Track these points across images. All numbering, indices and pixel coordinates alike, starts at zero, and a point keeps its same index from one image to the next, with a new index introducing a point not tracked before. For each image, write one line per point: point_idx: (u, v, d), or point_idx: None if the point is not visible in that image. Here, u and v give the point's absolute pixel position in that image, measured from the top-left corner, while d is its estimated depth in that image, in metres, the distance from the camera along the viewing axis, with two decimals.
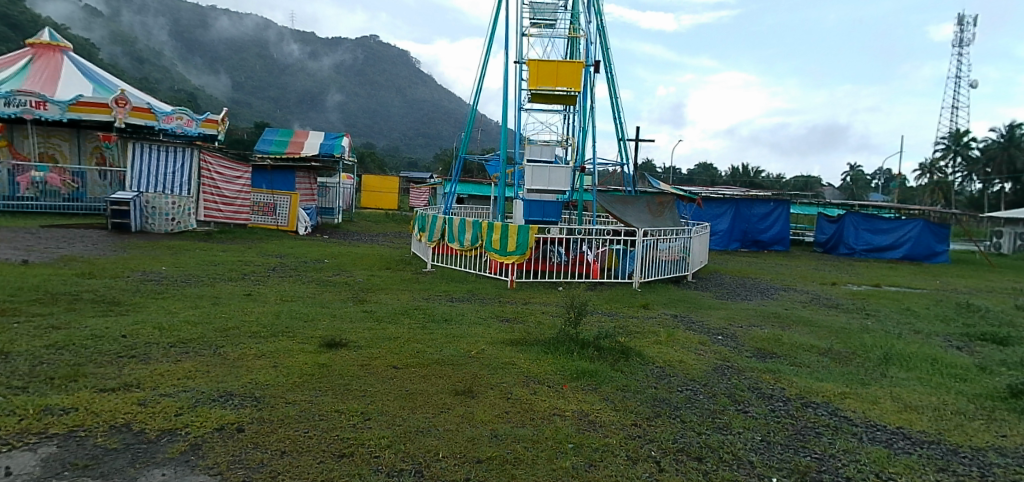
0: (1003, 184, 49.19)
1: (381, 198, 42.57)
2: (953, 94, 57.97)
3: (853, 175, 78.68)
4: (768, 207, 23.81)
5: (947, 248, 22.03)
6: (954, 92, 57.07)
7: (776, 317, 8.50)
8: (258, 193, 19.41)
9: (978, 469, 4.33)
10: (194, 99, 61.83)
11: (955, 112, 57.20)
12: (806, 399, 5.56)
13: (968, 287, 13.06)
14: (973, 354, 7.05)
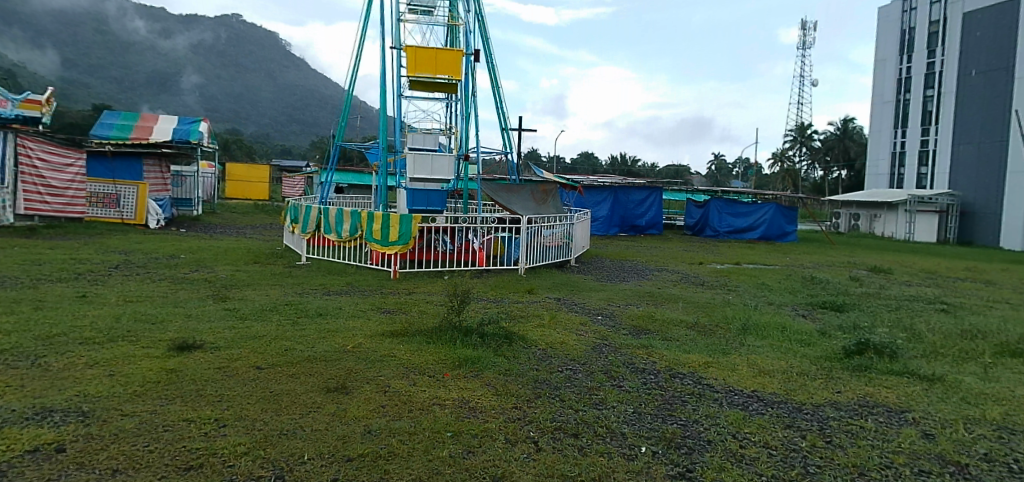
0: (841, 171, 57.09)
1: (250, 188, 39.90)
2: (799, 91, 64.51)
3: (717, 164, 85.71)
4: (643, 194, 25.27)
5: (795, 228, 24.64)
6: (800, 89, 63.18)
7: (650, 295, 9.00)
8: (96, 183, 17.42)
9: (818, 423, 4.85)
10: (11, 77, 53.22)
11: (800, 108, 64.02)
12: (674, 370, 5.94)
13: (811, 262, 14.69)
14: (815, 320, 7.93)
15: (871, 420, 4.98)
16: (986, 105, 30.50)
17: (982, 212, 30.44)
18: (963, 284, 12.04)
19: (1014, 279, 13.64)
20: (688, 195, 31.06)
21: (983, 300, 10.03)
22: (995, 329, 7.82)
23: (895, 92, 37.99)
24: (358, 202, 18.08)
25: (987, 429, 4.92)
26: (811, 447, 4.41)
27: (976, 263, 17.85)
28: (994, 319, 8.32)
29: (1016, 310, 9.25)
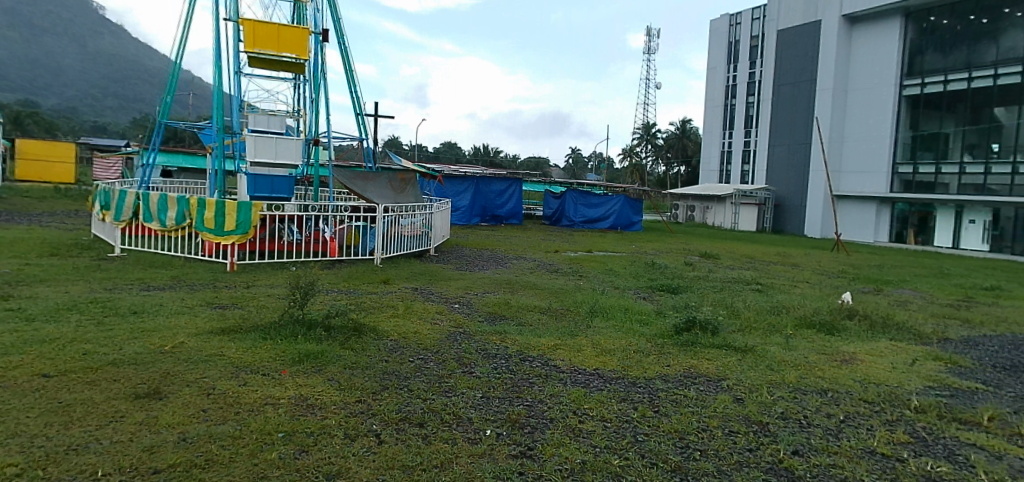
0: (679, 167, 63.33)
1: (49, 169, 34.51)
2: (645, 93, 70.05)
3: (574, 157, 90.86)
4: (503, 185, 25.90)
5: (640, 218, 26.52)
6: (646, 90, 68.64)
7: (507, 283, 9.20)
8: None
9: (649, 396, 5.28)
10: None
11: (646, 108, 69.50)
12: (524, 353, 6.10)
13: (652, 250, 16.03)
14: (653, 302, 8.64)
15: (693, 389, 5.52)
16: (794, 112, 35.25)
17: (791, 204, 35.41)
18: (775, 266, 13.90)
19: (811, 262, 16.02)
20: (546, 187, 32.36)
21: (789, 279, 11.64)
22: (796, 304, 9.11)
23: (724, 97, 42.70)
24: (189, 188, 16.38)
25: (785, 391, 5.69)
26: (641, 417, 4.80)
27: (785, 249, 20.73)
28: (797, 296, 9.69)
29: (812, 287, 10.88)
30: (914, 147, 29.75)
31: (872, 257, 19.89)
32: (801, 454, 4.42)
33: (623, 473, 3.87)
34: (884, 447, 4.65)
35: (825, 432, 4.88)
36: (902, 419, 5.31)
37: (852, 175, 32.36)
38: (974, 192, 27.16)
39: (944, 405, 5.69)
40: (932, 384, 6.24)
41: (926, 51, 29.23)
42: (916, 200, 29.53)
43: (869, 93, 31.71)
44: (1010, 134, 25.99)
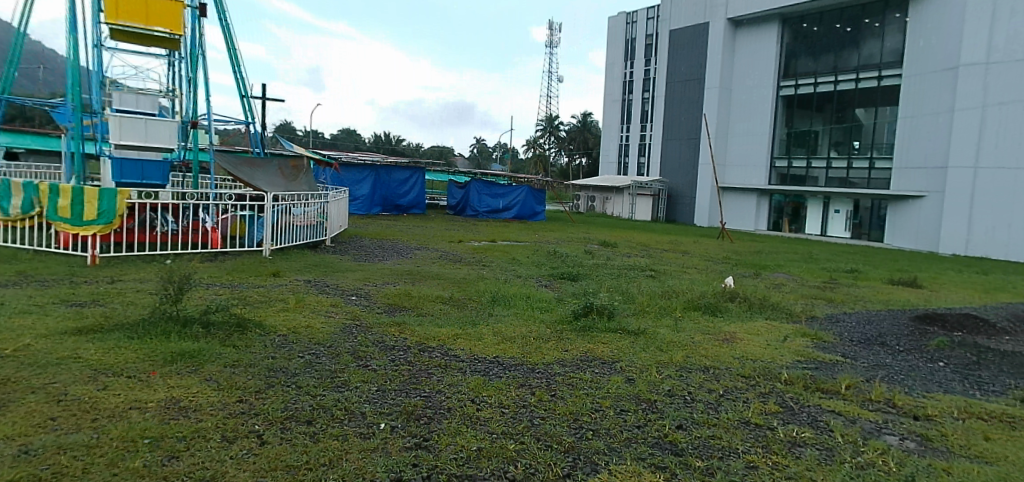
0: (580, 159, 65.60)
1: None
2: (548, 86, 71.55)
3: (478, 147, 91.20)
4: (405, 174, 25.43)
5: (544, 209, 27.01)
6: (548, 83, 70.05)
7: (408, 274, 9.01)
8: None
9: (546, 381, 5.37)
10: None
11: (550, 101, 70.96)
12: (424, 344, 5.99)
13: (554, 239, 16.40)
14: (554, 289, 8.82)
15: (588, 372, 5.69)
16: (685, 109, 37.44)
17: (682, 196, 37.72)
18: (667, 254, 14.70)
19: (699, 249, 17.11)
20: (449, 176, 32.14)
21: (679, 266, 12.34)
22: (685, 289, 9.67)
23: (622, 92, 44.61)
24: (37, 173, 14.56)
25: (672, 370, 6.02)
26: (538, 401, 4.88)
27: (678, 237, 22.01)
28: (686, 281, 10.29)
29: (699, 272, 11.60)
30: (789, 143, 32.70)
31: (752, 243, 21.64)
32: (685, 428, 4.69)
33: (518, 457, 3.91)
34: (756, 417, 5.05)
35: (706, 406, 5.22)
36: (773, 391, 5.81)
37: (736, 168, 34.97)
38: (839, 185, 30.37)
39: (809, 377, 6.30)
40: (799, 358, 6.88)
41: (799, 56, 32.15)
42: (790, 192, 32.50)
43: (750, 92, 34.32)
44: (867, 132, 29.29)
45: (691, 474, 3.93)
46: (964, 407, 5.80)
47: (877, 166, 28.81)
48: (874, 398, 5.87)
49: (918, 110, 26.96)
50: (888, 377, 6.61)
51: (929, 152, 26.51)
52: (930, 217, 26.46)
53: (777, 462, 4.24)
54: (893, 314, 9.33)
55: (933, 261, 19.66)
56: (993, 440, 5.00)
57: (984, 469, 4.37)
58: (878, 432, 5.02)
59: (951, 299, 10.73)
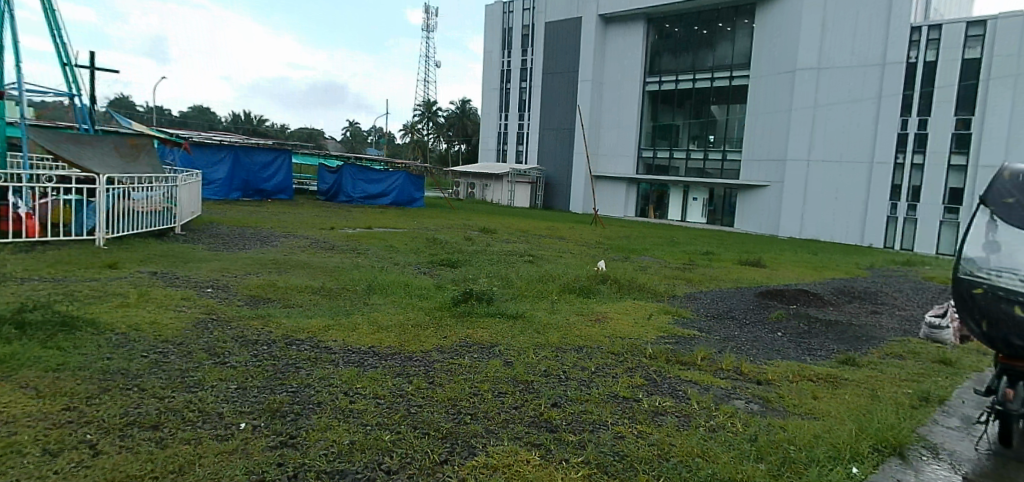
0: (460, 145, 65.64)
1: None
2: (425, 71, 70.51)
3: (352, 131, 87.62)
4: (269, 157, 23.91)
5: (422, 195, 26.81)
6: (426, 68, 69.03)
7: (274, 263, 8.39)
8: None
9: (424, 368, 5.26)
10: None
11: (427, 86, 70.05)
12: (291, 337, 5.60)
13: (432, 225, 16.23)
14: (432, 276, 8.71)
15: (467, 357, 5.67)
16: (561, 99, 38.77)
17: (559, 184, 39.18)
18: (545, 239, 15.13)
19: (572, 234, 17.85)
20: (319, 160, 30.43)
21: (555, 251, 12.76)
22: (560, 272, 10.00)
23: (499, 81, 44.00)
24: None
25: (548, 351, 6.20)
26: (415, 389, 4.76)
27: (554, 223, 22.80)
28: (561, 265, 10.63)
29: (574, 257, 12.07)
30: (654, 135, 35.12)
31: (620, 229, 22.97)
32: (559, 405, 4.84)
33: (394, 447, 3.78)
34: (624, 391, 5.35)
35: (580, 383, 5.44)
36: (639, 366, 6.20)
37: (608, 158, 36.93)
38: (697, 175, 33.18)
39: (671, 350, 6.81)
40: (662, 334, 7.43)
41: (662, 54, 34.61)
42: (655, 181, 34.97)
43: (620, 87, 36.37)
44: (721, 127, 32.29)
45: (565, 449, 4.06)
46: (797, 371, 6.62)
47: (729, 158, 31.95)
48: (725, 367, 6.49)
49: (763, 109, 30.28)
50: (737, 348, 7.34)
51: (771, 147, 29.92)
52: (771, 204, 29.94)
53: (642, 431, 4.52)
54: (741, 291, 10.38)
55: (772, 243, 22.23)
56: (819, 398, 5.74)
57: (811, 424, 5.01)
58: (728, 398, 5.55)
59: (787, 277, 12.19)
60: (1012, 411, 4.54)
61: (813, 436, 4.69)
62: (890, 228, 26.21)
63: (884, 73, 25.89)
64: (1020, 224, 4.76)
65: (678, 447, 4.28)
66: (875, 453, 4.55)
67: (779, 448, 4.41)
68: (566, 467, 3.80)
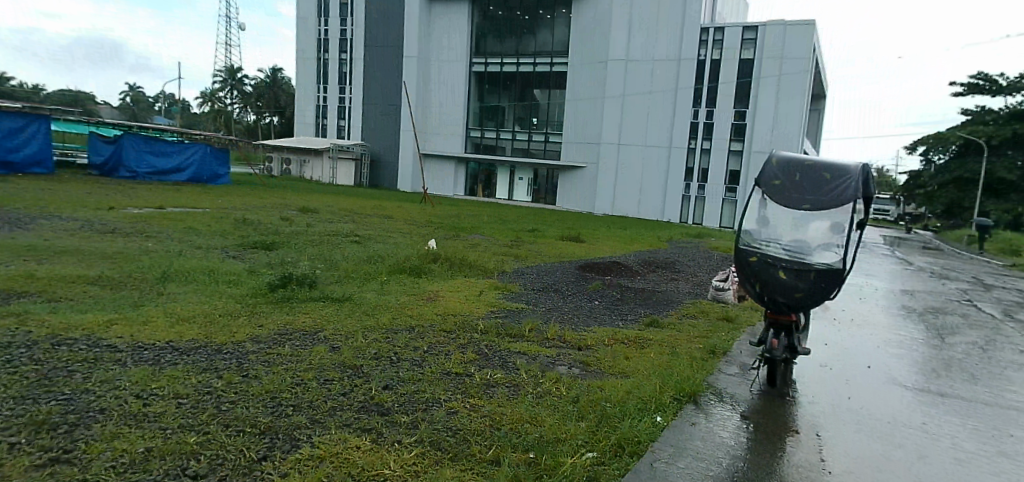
0: (271, 118, 60.78)
1: None
2: (227, 34, 63.58)
3: (135, 98, 75.68)
4: (16, 122, 19.71)
5: (227, 172, 25.31)
6: (227, 31, 62.27)
7: (32, 250, 6.92)
8: None
9: (236, 361, 4.75)
10: None
11: (229, 51, 63.32)
12: (61, 337, 4.67)
13: (242, 204, 14.76)
14: (245, 260, 7.91)
15: (287, 346, 5.24)
16: (388, 76, 37.64)
17: (385, 162, 38.30)
18: (371, 219, 14.64)
19: (399, 213, 17.55)
20: (93, 129, 25.80)
21: (383, 230, 12.40)
22: (389, 252, 9.76)
23: (316, 51, 40.49)
24: None
25: (378, 333, 6.01)
26: (226, 384, 4.28)
27: (379, 202, 22.18)
28: (391, 245, 10.37)
29: (404, 236, 11.85)
30: (481, 116, 35.73)
31: (449, 208, 23.08)
32: (390, 387, 4.72)
33: (201, 450, 3.35)
34: (456, 367, 5.39)
35: (412, 363, 5.36)
36: (471, 341, 6.29)
37: (434, 136, 36.69)
38: (522, 155, 34.55)
39: (501, 324, 7.04)
40: (492, 308, 7.64)
41: (487, 36, 35.28)
42: (483, 161, 35.82)
43: (445, 66, 36.33)
44: (543, 110, 34.05)
45: (397, 431, 3.96)
46: (612, 335, 7.27)
47: (551, 140, 33.85)
48: (550, 336, 6.89)
49: (580, 95, 32.53)
50: (560, 318, 7.85)
51: (587, 131, 32.38)
52: (588, 184, 32.56)
53: (474, 404, 4.60)
54: (563, 265, 11.11)
55: (588, 219, 24.18)
56: (630, 358, 6.38)
57: (625, 382, 5.54)
58: (553, 365, 5.90)
59: (603, 250, 13.34)
60: (776, 357, 5.52)
61: (626, 392, 5.20)
62: (684, 205, 30.45)
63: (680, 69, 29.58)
64: (784, 202, 5.68)
65: (508, 415, 4.44)
66: (675, 402, 5.21)
67: (597, 406, 4.80)
68: (398, 448, 3.71)
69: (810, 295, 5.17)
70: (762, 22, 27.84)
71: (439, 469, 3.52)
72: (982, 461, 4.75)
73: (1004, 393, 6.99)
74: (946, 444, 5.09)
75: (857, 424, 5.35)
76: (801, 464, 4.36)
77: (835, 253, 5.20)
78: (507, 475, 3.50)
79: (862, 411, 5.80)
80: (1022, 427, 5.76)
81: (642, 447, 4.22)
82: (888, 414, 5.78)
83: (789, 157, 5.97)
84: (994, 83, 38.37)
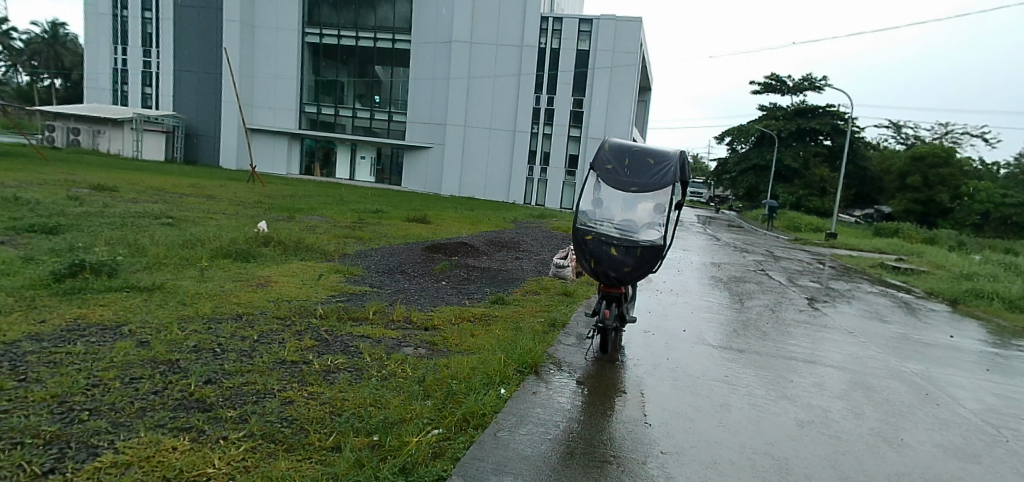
0: (52, 80, 52.33)
1: None
2: None
3: None
4: None
5: None
6: None
7: None
8: None
9: (8, 364, 4.07)
10: None
11: None
12: None
13: (14, 181, 12.44)
14: (19, 247, 6.76)
15: (80, 344, 4.60)
16: (211, 42, 34.01)
17: (203, 136, 35.05)
18: (188, 199, 13.25)
19: (224, 193, 16.10)
20: None
21: (203, 212, 11.24)
22: (211, 236, 8.90)
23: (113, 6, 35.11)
24: None
25: (198, 324, 5.50)
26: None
27: (200, 181, 20.06)
28: (213, 228, 9.51)
29: (228, 218, 10.90)
30: (317, 90, 33.97)
31: (284, 188, 21.54)
32: (214, 381, 4.36)
33: None
34: (292, 354, 5.13)
35: (239, 354, 4.99)
36: (309, 327, 6.03)
37: (264, 111, 33.92)
38: (364, 134, 33.60)
39: (342, 308, 6.84)
40: (332, 293, 7.37)
41: (321, 6, 33.30)
42: (320, 138, 34.13)
43: (274, 34, 33.59)
44: (386, 88, 33.25)
45: (221, 427, 3.68)
46: (459, 314, 7.44)
47: (395, 119, 33.23)
48: (395, 318, 6.85)
49: (424, 74, 32.08)
50: (405, 299, 7.81)
51: (432, 112, 32.19)
52: (434, 165, 32.51)
53: (312, 392, 4.42)
54: (409, 247, 11.02)
55: (437, 201, 24.20)
56: (475, 335, 6.57)
57: (469, 358, 5.70)
58: (398, 346, 5.87)
59: (449, 231, 13.45)
60: (608, 325, 6.01)
61: (471, 368, 5.34)
62: (528, 187, 31.81)
63: (522, 55, 30.70)
64: (615, 184, 6.21)
65: (350, 400, 4.34)
66: (518, 374, 5.50)
67: (443, 383, 4.88)
68: (222, 446, 3.45)
69: (637, 268, 5.70)
70: (596, 16, 29.87)
71: (272, 462, 3.33)
72: (770, 405, 5.67)
73: (787, 345, 8.39)
74: (743, 393, 5.99)
75: (674, 381, 6.08)
76: (626, 420, 4.82)
77: (658, 232, 5.78)
78: (349, 460, 3.40)
79: (679, 369, 6.60)
80: (799, 373, 6.97)
81: (486, 420, 4.37)
82: (700, 370, 6.64)
83: (619, 143, 6.51)
84: (783, 83, 45.11)
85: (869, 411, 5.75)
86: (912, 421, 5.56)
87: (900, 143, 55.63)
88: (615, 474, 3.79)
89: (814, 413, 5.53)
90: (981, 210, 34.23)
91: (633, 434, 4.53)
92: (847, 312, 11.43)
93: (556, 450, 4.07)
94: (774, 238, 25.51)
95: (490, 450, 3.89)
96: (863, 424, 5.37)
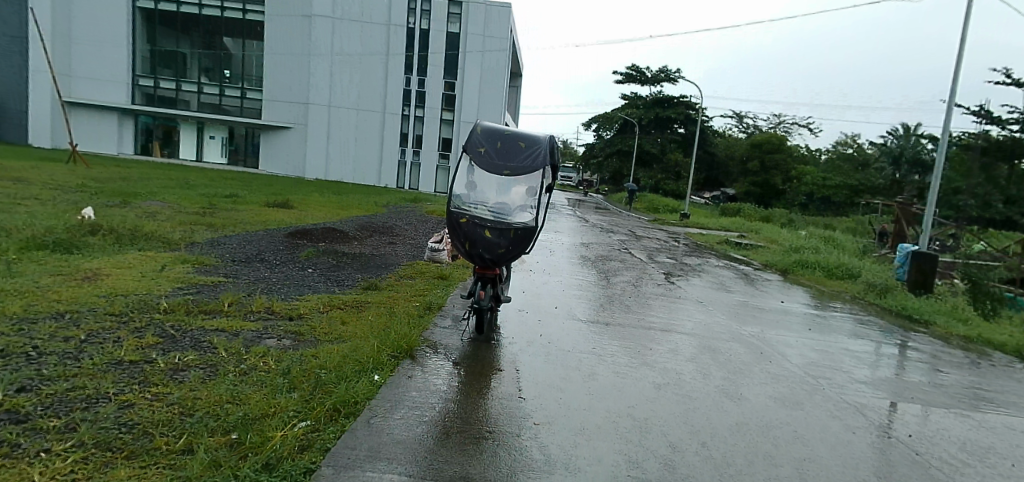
0: None
1: None
2: None
3: None
4: None
5: None
6: None
7: None
8: None
9: None
10: None
11: None
12: None
13: None
14: None
15: None
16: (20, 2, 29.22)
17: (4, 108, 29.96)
18: None
19: (38, 175, 14.01)
20: None
21: (9, 197, 9.71)
22: (19, 225, 7.75)
23: None
24: None
25: (5, 326, 4.78)
26: None
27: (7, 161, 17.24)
28: (22, 215, 8.29)
29: (43, 204, 9.53)
30: (153, 62, 30.49)
31: (119, 170, 19.12)
32: (28, 389, 3.83)
33: None
34: (131, 354, 4.64)
35: (63, 356, 4.42)
36: (152, 323, 5.48)
37: (89, 83, 29.91)
38: (212, 111, 30.71)
39: (192, 301, 6.29)
40: (178, 284, 6.74)
41: None
42: (159, 115, 30.71)
43: None
44: (236, 62, 30.67)
45: (42, 439, 3.26)
46: (327, 302, 7.16)
47: (248, 96, 30.83)
48: (256, 309, 6.43)
49: (283, 50, 30.03)
50: (266, 288, 7.36)
51: (292, 90, 30.29)
52: (296, 147, 30.71)
53: (157, 393, 4.04)
54: (270, 233, 10.39)
55: (306, 185, 22.94)
56: (345, 322, 6.37)
57: (339, 346, 5.51)
58: (259, 339, 5.53)
59: (314, 217, 12.84)
60: (483, 306, 6.07)
61: (341, 357, 5.18)
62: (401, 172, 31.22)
63: (389, 34, 29.92)
64: (486, 167, 6.30)
65: (203, 398, 4.02)
66: (392, 359, 5.44)
67: (310, 374, 4.68)
68: (43, 460, 3.04)
69: (510, 249, 5.83)
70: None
71: (110, 471, 2.99)
72: (632, 371, 6.14)
73: (646, 317, 9.13)
74: (608, 362, 6.43)
75: (546, 356, 6.37)
76: (501, 396, 4.97)
77: (530, 214, 5.95)
78: (203, 461, 3.14)
79: (551, 345, 6.90)
80: (657, 341, 7.62)
81: (358, 407, 4.27)
82: (569, 344, 7.02)
83: (491, 127, 6.61)
84: (642, 74, 48.36)
85: (715, 371, 6.46)
86: (749, 377, 6.33)
87: (742, 132, 62.22)
88: (491, 449, 3.88)
89: (669, 376, 6.09)
90: (806, 191, 39.48)
91: (507, 410, 4.68)
92: (698, 284, 12.67)
93: (432, 431, 4.08)
94: (637, 219, 27.41)
95: (364, 438, 3.81)
96: (710, 383, 6.01)
